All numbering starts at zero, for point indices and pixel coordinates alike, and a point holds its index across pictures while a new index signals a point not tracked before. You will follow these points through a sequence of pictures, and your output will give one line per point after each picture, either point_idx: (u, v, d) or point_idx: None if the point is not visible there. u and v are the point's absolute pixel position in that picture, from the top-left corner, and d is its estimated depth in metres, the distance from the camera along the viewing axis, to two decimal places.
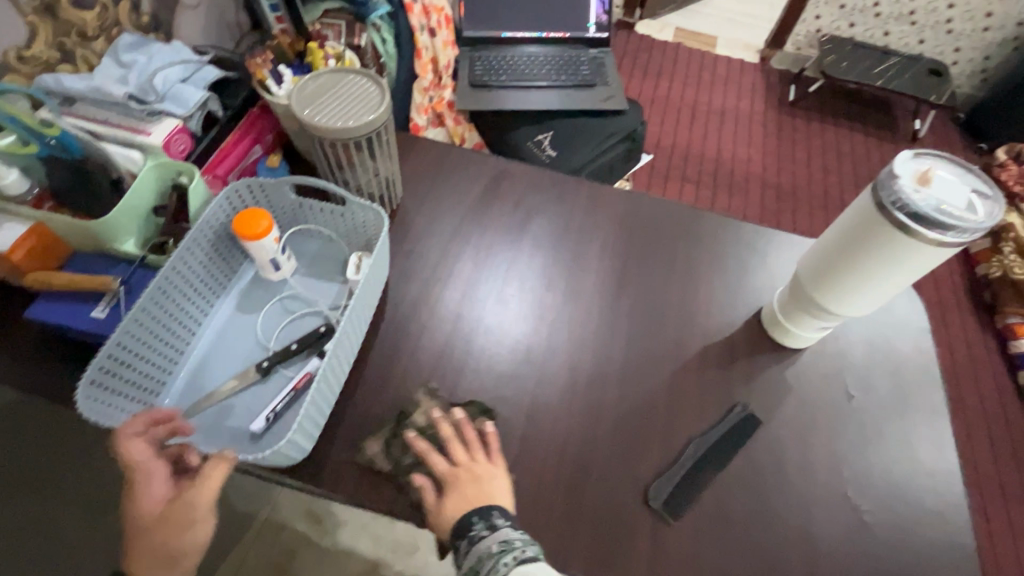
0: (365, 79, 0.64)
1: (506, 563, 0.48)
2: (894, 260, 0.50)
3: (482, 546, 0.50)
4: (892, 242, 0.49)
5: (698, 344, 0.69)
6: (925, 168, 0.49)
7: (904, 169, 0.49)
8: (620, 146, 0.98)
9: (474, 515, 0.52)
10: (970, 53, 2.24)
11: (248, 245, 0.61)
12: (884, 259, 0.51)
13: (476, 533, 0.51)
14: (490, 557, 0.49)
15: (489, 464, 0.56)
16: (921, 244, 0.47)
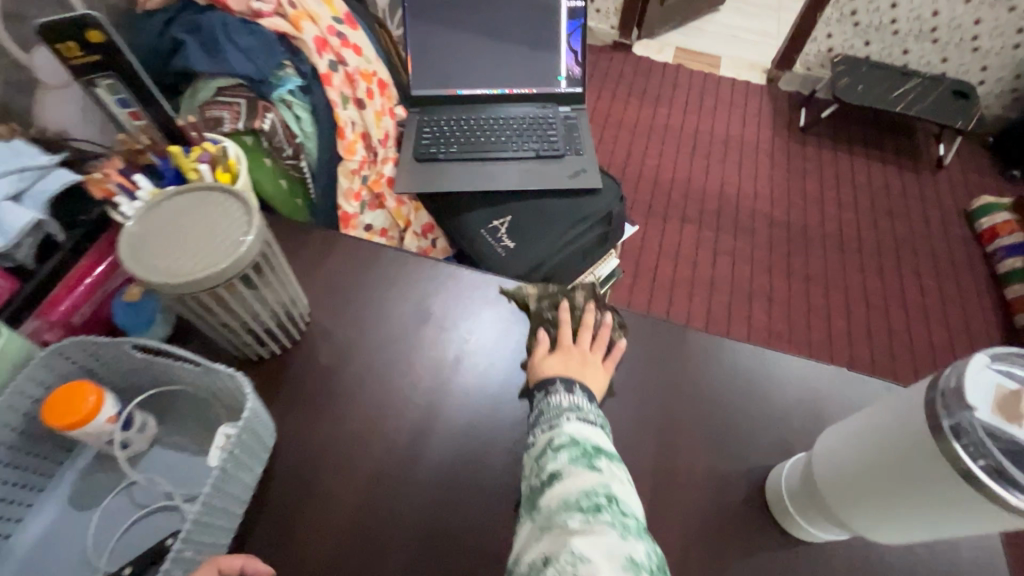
0: (236, 203, 0.48)
1: (566, 411, 0.45)
2: (951, 512, 0.33)
3: (551, 399, 0.47)
4: (951, 490, 0.32)
5: (677, 533, 0.52)
6: (1017, 390, 0.32)
7: (981, 396, 0.32)
8: (594, 229, 0.83)
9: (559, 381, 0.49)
10: (1001, 72, 2.03)
11: (71, 432, 0.45)
12: (939, 507, 0.34)
13: (554, 391, 0.48)
14: (556, 410, 0.46)
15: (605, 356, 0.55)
16: (998, 511, 0.31)
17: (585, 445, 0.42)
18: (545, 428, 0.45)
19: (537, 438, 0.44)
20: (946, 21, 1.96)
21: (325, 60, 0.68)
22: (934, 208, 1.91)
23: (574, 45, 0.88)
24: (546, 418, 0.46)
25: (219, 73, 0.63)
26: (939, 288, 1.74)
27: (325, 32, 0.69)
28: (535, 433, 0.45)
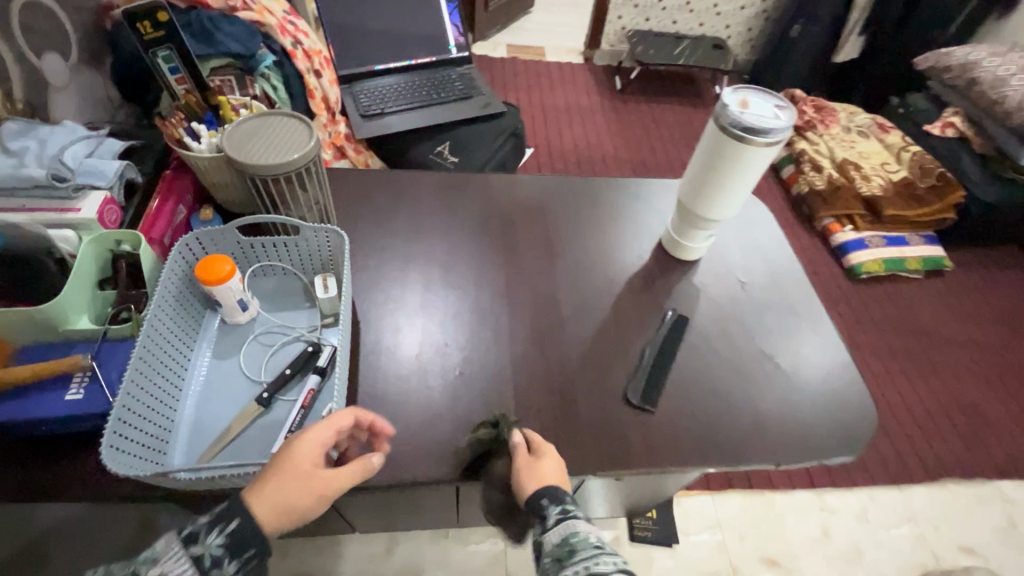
0: (287, 117, 0.69)
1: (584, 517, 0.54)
2: (739, 165, 0.70)
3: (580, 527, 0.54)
4: (735, 151, 0.68)
5: (622, 279, 0.83)
6: (742, 97, 0.69)
7: (730, 100, 0.68)
8: (509, 142, 1.12)
9: (546, 495, 0.55)
10: (739, 27, 2.76)
11: (213, 290, 0.63)
12: (733, 166, 0.70)
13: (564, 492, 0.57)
14: (568, 526, 0.53)
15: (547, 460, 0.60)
16: (753, 147, 0.67)
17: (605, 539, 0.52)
18: (554, 532, 0.53)
19: (551, 547, 0.52)
20: None
21: (287, 41, 0.90)
22: None
23: (455, 21, 1.21)
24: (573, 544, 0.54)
25: (215, 54, 0.81)
26: None
27: (281, 21, 0.91)
28: (547, 543, 0.53)
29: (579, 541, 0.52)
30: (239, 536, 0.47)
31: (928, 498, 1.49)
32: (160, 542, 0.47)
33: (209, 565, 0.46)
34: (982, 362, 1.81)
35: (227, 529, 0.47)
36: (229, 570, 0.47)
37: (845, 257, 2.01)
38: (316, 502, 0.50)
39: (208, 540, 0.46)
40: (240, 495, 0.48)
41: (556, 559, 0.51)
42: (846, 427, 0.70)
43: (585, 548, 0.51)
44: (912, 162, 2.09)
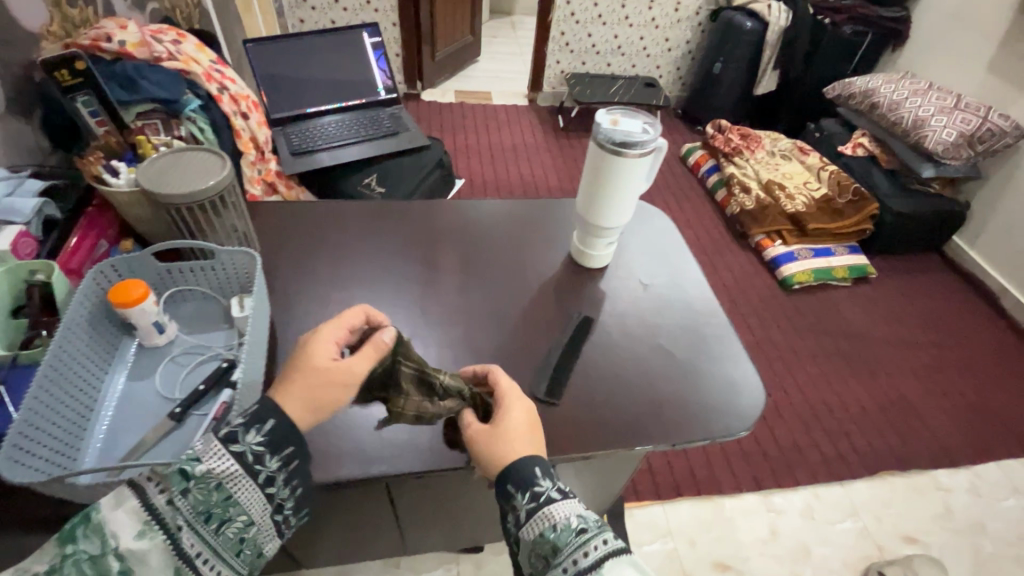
0: (205, 152, 0.75)
1: (560, 503, 0.56)
2: (621, 175, 0.78)
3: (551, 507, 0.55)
4: (614, 162, 0.76)
5: (533, 287, 0.89)
6: (614, 116, 0.78)
7: (602, 120, 0.77)
8: (435, 172, 1.21)
9: (512, 485, 0.58)
10: (668, 67, 2.99)
11: (126, 313, 0.66)
12: (617, 176, 0.78)
13: (536, 479, 0.58)
14: (540, 512, 0.55)
15: (520, 413, 0.64)
16: (629, 158, 0.75)
17: (587, 519, 0.54)
18: (531, 528, 0.55)
19: (533, 538, 0.55)
20: (624, 41, 2.86)
21: (213, 87, 0.97)
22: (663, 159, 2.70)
23: (382, 66, 1.32)
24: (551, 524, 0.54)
25: (141, 99, 0.87)
26: (680, 203, 2.46)
27: (208, 70, 0.98)
28: (526, 532, 0.55)
29: (556, 536, 0.53)
30: (274, 434, 0.56)
31: (868, 492, 1.55)
32: (199, 443, 0.54)
33: (252, 460, 0.54)
34: (910, 358, 1.92)
35: (264, 427, 0.55)
36: (270, 467, 0.55)
37: (777, 269, 2.13)
38: (345, 387, 0.60)
39: (247, 438, 0.54)
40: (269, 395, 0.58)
41: (542, 556, 0.54)
42: (739, 406, 0.76)
43: (567, 542, 0.52)
44: (829, 179, 2.27)
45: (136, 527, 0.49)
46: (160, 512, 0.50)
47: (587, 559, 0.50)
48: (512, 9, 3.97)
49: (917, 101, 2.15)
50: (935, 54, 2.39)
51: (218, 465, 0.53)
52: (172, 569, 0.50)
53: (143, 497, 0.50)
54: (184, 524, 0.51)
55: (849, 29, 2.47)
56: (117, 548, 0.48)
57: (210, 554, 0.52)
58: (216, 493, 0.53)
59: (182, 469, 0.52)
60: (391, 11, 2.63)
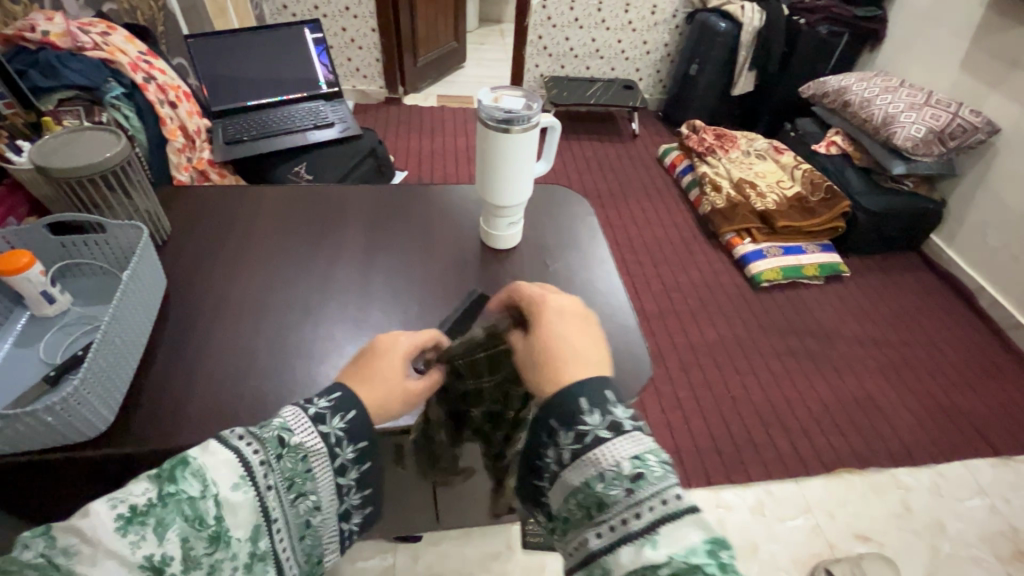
0: (105, 133, 0.79)
1: (609, 445, 0.48)
2: (508, 153, 0.79)
3: (599, 450, 0.48)
4: (497, 139, 0.78)
5: (436, 268, 0.89)
6: (496, 96, 0.80)
7: (484, 98, 0.79)
8: (367, 161, 1.45)
9: (555, 420, 0.51)
10: (648, 70, 3.00)
11: (10, 280, 0.68)
12: (503, 154, 0.79)
13: (579, 416, 0.50)
14: (586, 456, 0.48)
15: (564, 324, 0.58)
16: (512, 136, 0.77)
17: (643, 463, 0.47)
18: (574, 473, 0.49)
19: (578, 484, 0.49)
20: (602, 44, 2.88)
21: (139, 76, 1.04)
22: (639, 160, 2.70)
23: (323, 60, 1.56)
24: (598, 470, 0.48)
25: (62, 87, 0.92)
26: (653, 202, 2.45)
27: (135, 61, 1.07)
28: (572, 478, 0.49)
29: (604, 488, 0.47)
30: (355, 425, 0.55)
31: (824, 490, 1.52)
32: (289, 413, 0.53)
33: (334, 443, 0.54)
34: (880, 358, 1.88)
35: (348, 415, 0.55)
36: (347, 454, 0.55)
37: (746, 267, 2.11)
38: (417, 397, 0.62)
39: (334, 421, 0.54)
40: (350, 387, 0.57)
41: (585, 507, 0.48)
42: (626, 381, 0.75)
43: (615, 497, 0.46)
44: (803, 178, 2.24)
45: (233, 477, 0.47)
46: (257, 469, 0.48)
47: (639, 522, 0.44)
48: (501, 17, 4.03)
49: (887, 99, 2.14)
50: (911, 53, 2.37)
51: (308, 438, 0.53)
52: (253, 529, 0.48)
53: (239, 451, 0.48)
54: (272, 486, 0.49)
55: (823, 29, 2.46)
56: (217, 495, 0.45)
57: (282, 524, 0.51)
58: (300, 464, 0.52)
59: (279, 434, 0.51)
60: (370, 17, 2.68)
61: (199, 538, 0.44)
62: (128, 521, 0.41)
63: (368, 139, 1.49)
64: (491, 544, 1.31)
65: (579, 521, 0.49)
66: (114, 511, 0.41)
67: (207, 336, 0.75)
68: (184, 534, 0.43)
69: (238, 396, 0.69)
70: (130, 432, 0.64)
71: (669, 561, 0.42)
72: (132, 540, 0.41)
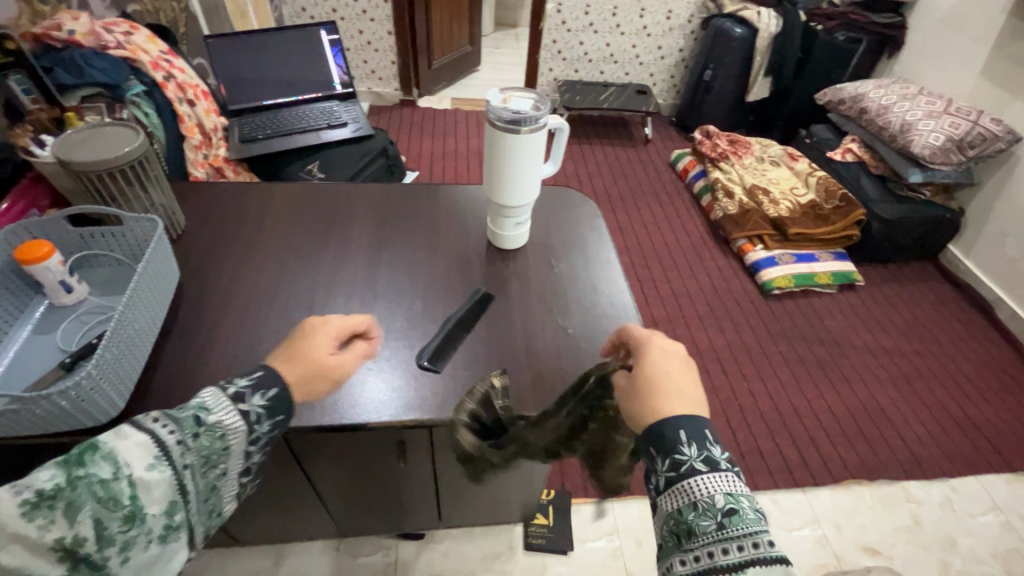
0: (124, 129, 0.82)
1: (704, 477, 0.52)
2: (516, 153, 0.80)
3: (694, 482, 0.52)
4: (505, 140, 0.79)
5: (441, 265, 0.90)
6: (505, 97, 0.81)
7: (493, 99, 0.80)
8: (380, 160, 1.47)
9: (655, 448, 0.56)
10: (661, 75, 3.00)
11: (30, 269, 0.70)
12: (511, 154, 0.80)
13: (678, 446, 0.54)
14: (681, 487, 0.53)
15: (665, 366, 0.62)
16: (520, 137, 0.78)
17: (736, 501, 0.51)
18: (669, 499, 0.53)
19: (670, 512, 0.53)
20: (616, 49, 2.89)
21: (159, 75, 1.08)
22: (651, 165, 2.70)
23: (338, 62, 1.58)
24: (690, 501, 0.52)
25: (85, 84, 0.95)
26: (664, 207, 2.45)
27: (156, 59, 1.10)
28: (666, 505, 0.54)
29: (694, 518, 0.51)
30: (276, 403, 0.59)
31: (832, 501, 1.49)
32: (206, 395, 0.56)
33: (254, 421, 0.57)
34: (891, 368, 1.85)
35: (268, 394, 0.59)
36: (265, 430, 0.58)
37: (757, 274, 2.09)
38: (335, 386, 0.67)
39: (253, 400, 0.58)
40: (272, 368, 0.62)
41: (675, 534, 0.51)
42: None
43: (705, 527, 0.49)
44: (817, 185, 2.22)
45: (147, 457, 0.49)
46: (173, 449, 0.51)
47: (726, 557, 0.47)
48: (516, 21, 4.06)
49: (905, 107, 2.11)
50: (929, 59, 2.34)
51: (226, 418, 0.56)
52: (169, 505, 0.50)
53: (153, 434, 0.50)
54: (189, 464, 0.52)
55: (840, 35, 2.43)
56: (130, 476, 0.47)
57: (198, 500, 0.53)
58: (218, 442, 0.55)
59: (194, 415, 0.54)
60: (386, 20, 2.72)
61: (112, 518, 0.46)
62: (34, 506, 0.43)
63: (379, 139, 1.51)
64: (492, 544, 1.31)
65: (666, 547, 0.52)
66: (19, 498, 0.43)
67: (216, 328, 0.77)
68: (96, 515, 0.45)
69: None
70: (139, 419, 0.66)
71: None
72: (40, 524, 0.43)
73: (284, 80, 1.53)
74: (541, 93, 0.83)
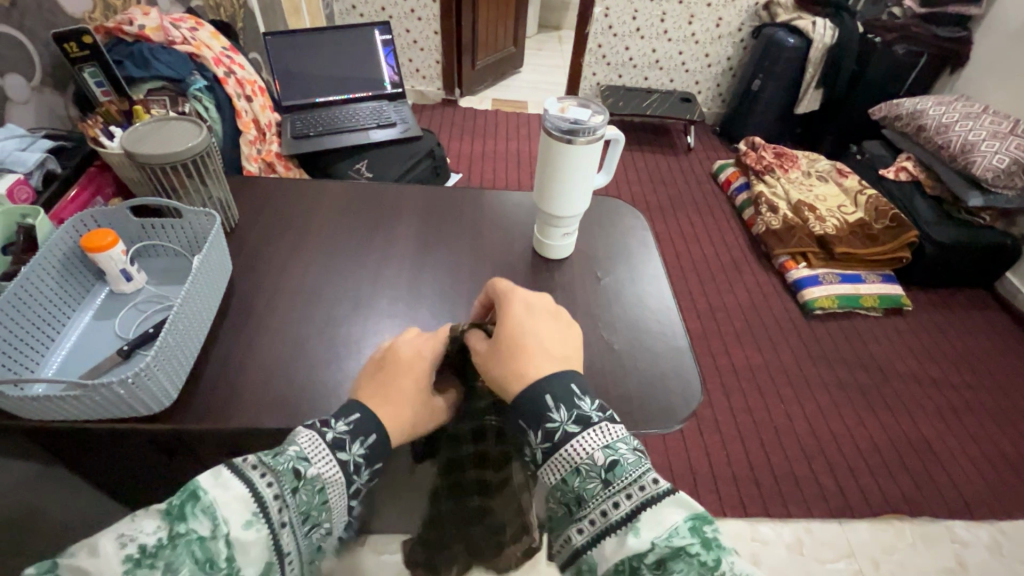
0: (188, 123, 0.84)
1: (577, 439, 0.50)
2: (570, 162, 0.78)
3: (570, 440, 0.50)
4: (562, 148, 0.77)
5: (486, 272, 0.90)
6: (562, 105, 0.79)
7: (551, 108, 0.79)
8: (425, 161, 1.49)
9: (524, 421, 0.52)
10: (707, 83, 2.94)
11: (95, 258, 0.72)
12: (566, 163, 0.79)
13: (547, 414, 0.51)
14: (558, 452, 0.50)
15: (538, 323, 0.57)
16: (578, 147, 0.76)
17: (614, 451, 0.49)
18: (551, 472, 0.51)
19: (556, 481, 0.51)
20: (662, 55, 2.84)
21: (220, 70, 1.10)
22: (692, 175, 2.64)
23: (389, 62, 1.60)
24: (569, 461, 0.50)
25: (151, 77, 0.98)
26: (703, 219, 2.39)
27: (218, 55, 1.13)
28: (549, 474, 0.51)
29: (580, 483, 0.49)
30: (376, 448, 0.54)
31: (869, 535, 1.43)
32: (303, 440, 0.51)
33: (352, 470, 0.53)
34: (939, 399, 1.77)
35: (369, 440, 0.54)
36: (363, 479, 0.54)
37: (799, 292, 2.02)
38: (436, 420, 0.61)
39: (353, 448, 0.53)
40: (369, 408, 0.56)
41: (566, 503, 0.50)
42: (671, 403, 0.73)
43: (592, 490, 0.48)
44: (867, 203, 2.14)
45: (246, 513, 0.45)
46: (269, 505, 0.47)
47: (617, 511, 0.46)
48: (560, 24, 4.04)
49: (967, 125, 2.01)
50: (996, 76, 2.22)
51: (325, 469, 0.51)
52: (265, 565, 0.46)
53: (251, 485, 0.47)
54: (285, 522, 0.48)
55: (900, 48, 2.34)
56: (227, 535, 0.44)
57: (295, 558, 0.50)
58: (316, 496, 0.51)
59: (295, 467, 0.49)
60: (433, 19, 2.73)
61: None
62: (136, 563, 0.39)
63: (426, 141, 1.53)
64: None
65: (563, 514, 0.51)
66: (122, 551, 0.40)
67: (264, 323, 0.78)
68: None
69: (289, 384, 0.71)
70: (187, 409, 0.67)
71: (652, 547, 0.43)
72: None
73: (335, 79, 1.56)
74: (599, 104, 0.82)
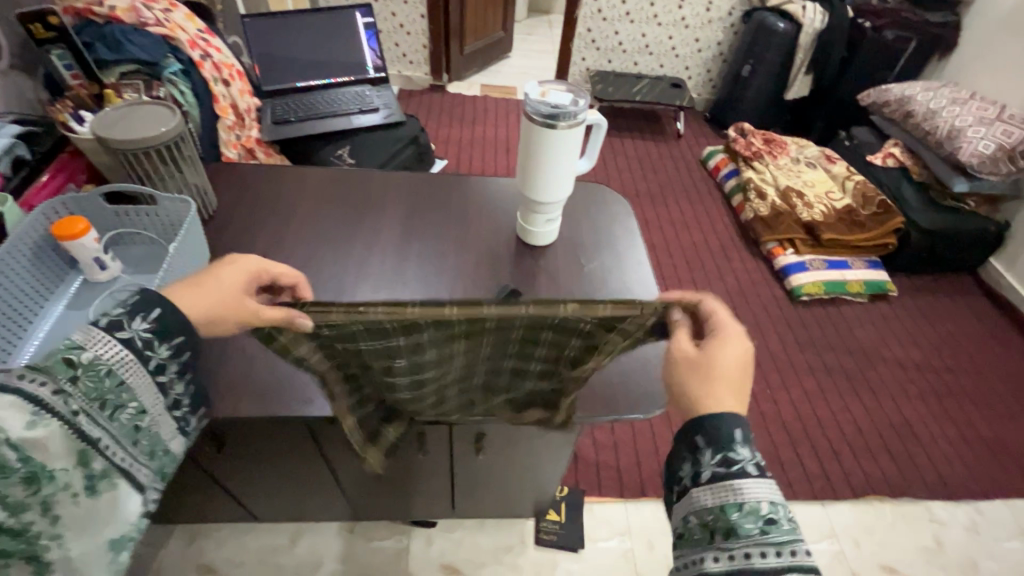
0: (161, 108, 0.82)
1: (753, 481, 0.49)
2: (550, 146, 0.78)
3: (743, 483, 0.48)
4: (542, 133, 0.76)
5: (469, 259, 0.89)
6: (543, 90, 0.78)
7: (531, 92, 0.77)
8: (409, 147, 1.47)
9: (702, 439, 0.51)
10: (697, 68, 2.92)
11: (67, 245, 0.71)
12: (546, 147, 0.78)
13: (733, 445, 0.50)
14: (727, 486, 0.49)
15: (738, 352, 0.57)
16: (558, 132, 0.76)
17: (777, 509, 0.48)
18: (709, 493, 0.49)
19: (709, 507, 0.49)
20: (652, 39, 2.81)
21: (196, 53, 1.08)
22: (682, 162, 2.63)
23: (372, 45, 1.57)
24: (734, 496, 0.48)
25: (123, 61, 0.96)
26: (692, 206, 2.39)
27: (194, 38, 1.10)
28: (703, 498, 0.50)
29: (738, 518, 0.47)
30: (163, 322, 0.53)
31: (852, 516, 1.46)
32: (76, 334, 0.48)
33: (142, 346, 0.51)
34: (922, 382, 1.80)
35: (151, 315, 0.52)
36: (163, 353, 0.53)
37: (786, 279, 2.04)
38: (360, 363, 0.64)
39: (133, 325, 0.51)
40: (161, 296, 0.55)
41: (710, 528, 0.48)
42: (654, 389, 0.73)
43: (749, 530, 0.46)
44: (854, 189, 2.14)
45: (26, 417, 0.42)
46: (52, 401, 0.43)
47: (765, 560, 0.45)
48: (550, 7, 3.99)
49: (955, 111, 2.01)
50: (983, 61, 2.22)
51: (105, 351, 0.48)
52: (78, 454, 0.44)
53: (21, 390, 0.42)
54: (82, 410, 0.45)
55: (889, 33, 2.33)
56: (10, 439, 0.40)
57: (120, 445, 0.48)
58: (107, 379, 0.48)
59: (66, 360, 0.46)
60: (419, 3, 2.68)
61: (11, 483, 0.40)
62: None
63: (410, 126, 1.51)
64: (506, 537, 1.32)
65: (693, 536, 0.49)
66: None
67: None
68: None
69: (270, 374, 0.72)
70: None
71: None
72: None
73: (318, 64, 1.53)
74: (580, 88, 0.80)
